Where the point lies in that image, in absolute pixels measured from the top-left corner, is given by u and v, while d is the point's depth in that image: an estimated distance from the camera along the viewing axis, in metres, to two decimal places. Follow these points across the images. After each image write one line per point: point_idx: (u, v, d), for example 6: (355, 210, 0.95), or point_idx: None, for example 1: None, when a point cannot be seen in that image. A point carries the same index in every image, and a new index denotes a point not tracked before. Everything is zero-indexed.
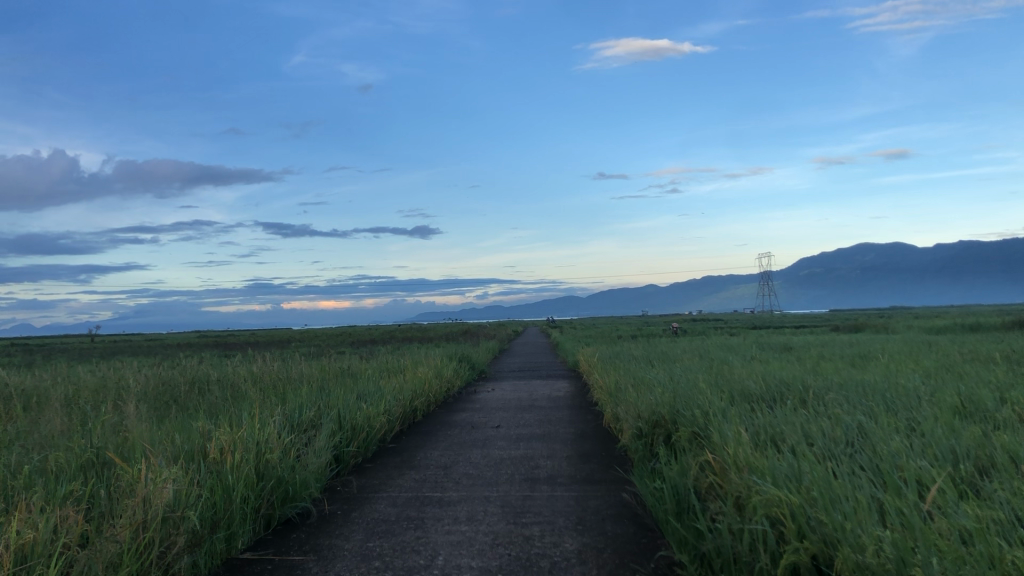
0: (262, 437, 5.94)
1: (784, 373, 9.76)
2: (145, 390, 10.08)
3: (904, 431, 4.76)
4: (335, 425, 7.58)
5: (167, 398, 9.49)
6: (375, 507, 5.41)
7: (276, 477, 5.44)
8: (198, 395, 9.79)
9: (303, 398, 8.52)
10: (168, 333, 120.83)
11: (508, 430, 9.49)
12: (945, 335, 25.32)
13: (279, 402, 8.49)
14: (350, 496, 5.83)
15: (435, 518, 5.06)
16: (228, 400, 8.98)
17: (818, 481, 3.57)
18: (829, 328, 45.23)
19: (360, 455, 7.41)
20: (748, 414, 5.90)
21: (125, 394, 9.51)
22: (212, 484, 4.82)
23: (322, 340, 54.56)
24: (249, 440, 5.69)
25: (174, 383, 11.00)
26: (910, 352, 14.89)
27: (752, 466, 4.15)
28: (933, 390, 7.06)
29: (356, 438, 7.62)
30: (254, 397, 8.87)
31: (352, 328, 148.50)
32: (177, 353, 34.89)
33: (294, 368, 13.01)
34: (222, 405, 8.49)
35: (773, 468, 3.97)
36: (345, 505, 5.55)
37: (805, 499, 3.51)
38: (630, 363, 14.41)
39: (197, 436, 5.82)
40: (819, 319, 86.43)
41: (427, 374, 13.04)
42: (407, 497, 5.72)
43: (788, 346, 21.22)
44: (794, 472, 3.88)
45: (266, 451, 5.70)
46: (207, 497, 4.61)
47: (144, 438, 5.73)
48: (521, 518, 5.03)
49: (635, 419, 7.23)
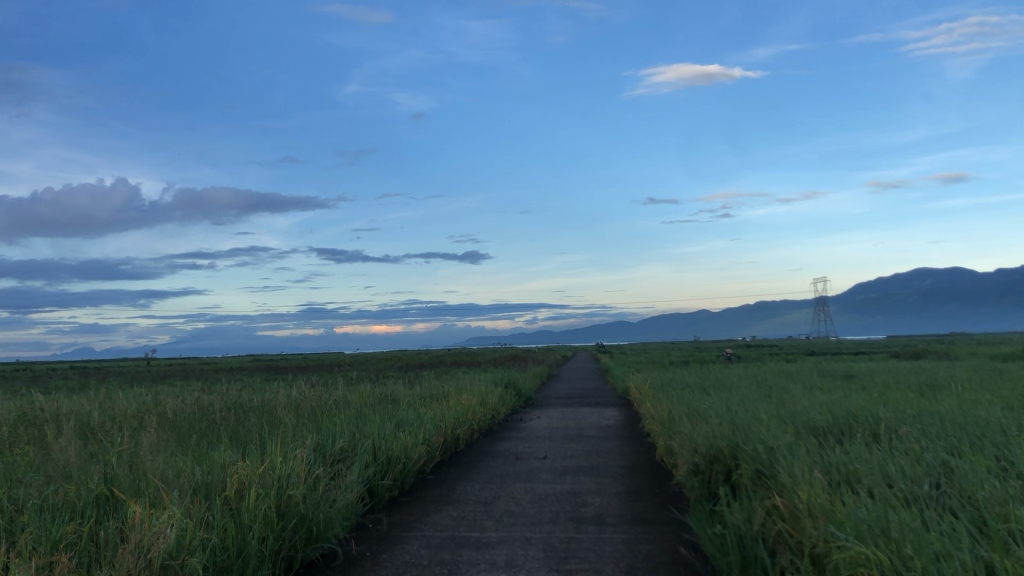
0: (286, 472, 5.88)
1: (849, 403, 9.43)
2: (180, 417, 10.12)
3: (996, 472, 4.50)
4: (369, 457, 7.53)
5: (202, 425, 9.52)
6: (407, 549, 5.31)
7: (301, 515, 5.36)
8: (235, 422, 9.81)
9: (339, 427, 8.48)
10: (221, 357, 122.55)
11: (554, 462, 9.35)
12: (1016, 363, 24.31)
13: (314, 430, 8.48)
14: (385, 535, 5.74)
15: (471, 563, 4.94)
16: (264, 427, 8.99)
17: (910, 532, 3.36)
18: (887, 354, 44.12)
19: (394, 488, 7.34)
20: (814, 451, 5.69)
21: (160, 422, 9.57)
22: (223, 525, 4.76)
23: (372, 365, 54.76)
24: (271, 475, 5.64)
25: (212, 408, 11.10)
26: (983, 382, 14.29)
27: (828, 514, 3.96)
28: (1015, 424, 6.71)
29: (391, 471, 7.57)
30: (289, 424, 8.86)
31: (402, 352, 149.12)
32: (228, 377, 35.60)
33: (335, 394, 13.01)
34: (255, 434, 8.48)
35: (850, 515, 3.78)
36: (375, 545, 5.47)
37: (894, 555, 3.31)
38: (682, 391, 14.13)
39: (217, 470, 5.79)
40: (876, 345, 84.67)
41: (470, 401, 12.95)
42: (441, 537, 5.62)
43: (848, 373, 20.64)
44: (877, 518, 3.70)
45: (288, 488, 5.64)
46: (212, 541, 4.54)
47: (160, 473, 5.72)
48: (564, 564, 4.89)
49: (690, 453, 7.02)
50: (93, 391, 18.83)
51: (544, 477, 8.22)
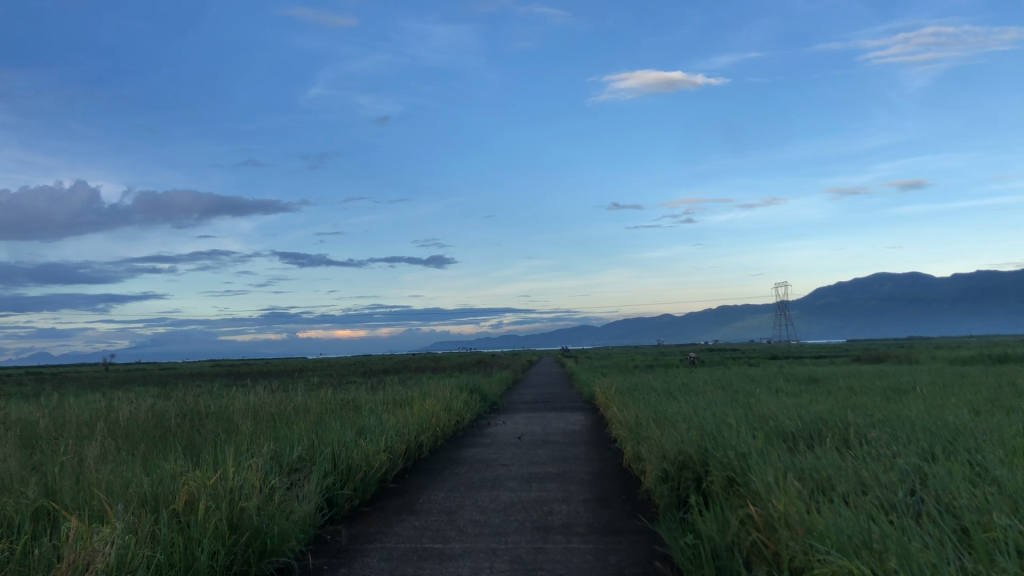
0: (239, 483, 5.77)
1: (816, 407, 9.50)
2: (133, 425, 9.91)
3: (972, 478, 4.52)
4: (328, 466, 7.44)
5: (157, 433, 9.34)
6: (367, 562, 5.23)
7: (254, 528, 5.25)
8: (191, 430, 9.64)
9: (298, 435, 8.37)
10: (182, 362, 120.97)
11: (519, 468, 9.32)
12: (976, 365, 24.67)
13: (272, 438, 8.36)
14: (344, 548, 5.65)
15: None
16: (221, 435, 8.84)
17: (895, 543, 3.33)
18: (847, 357, 44.83)
19: (355, 497, 7.25)
20: (785, 456, 5.71)
21: (113, 431, 9.37)
22: (171, 539, 4.65)
23: (337, 369, 54.33)
24: (222, 485, 5.53)
25: (168, 415, 10.93)
26: (946, 386, 14.51)
27: (806, 524, 3.94)
28: (983, 428, 6.77)
29: (352, 479, 7.48)
30: (246, 432, 8.73)
31: (367, 357, 148.26)
32: (190, 383, 35.13)
33: (296, 400, 12.85)
34: (211, 442, 8.34)
35: (829, 526, 3.75)
36: (333, 559, 5.38)
37: (876, 566, 3.28)
38: (648, 395, 14.19)
39: (166, 481, 5.67)
40: (837, 348, 85.89)
41: (434, 407, 12.86)
42: (403, 549, 5.55)
43: (813, 377, 20.85)
44: (856, 528, 3.67)
45: (241, 499, 5.53)
46: (157, 557, 4.41)
47: (104, 487, 5.58)
48: None
49: (659, 460, 7.00)
50: (45, 397, 18.45)
51: (509, 485, 8.18)
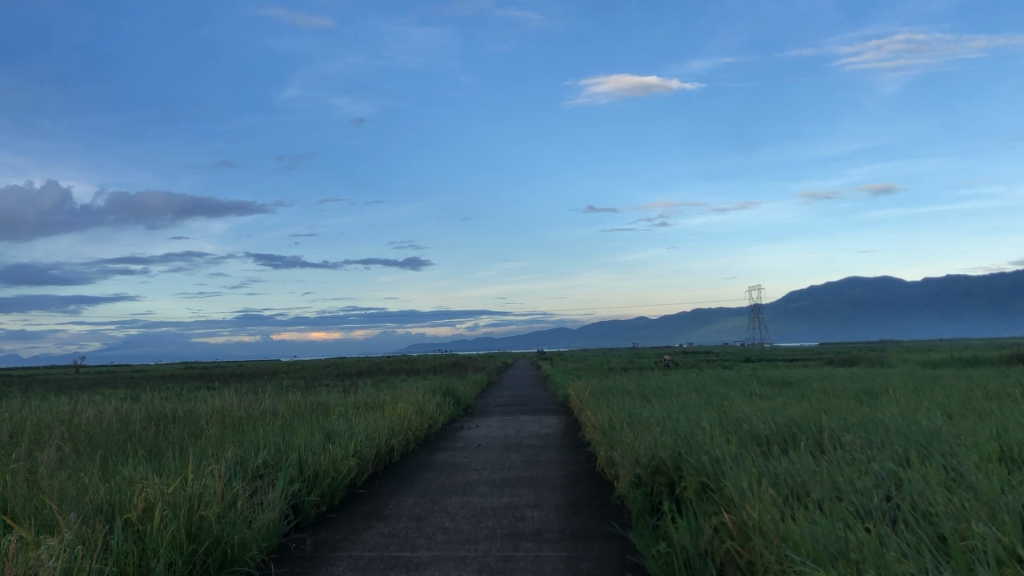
0: (200, 492, 5.69)
1: (790, 410, 9.55)
2: (97, 429, 9.78)
3: (947, 484, 4.55)
4: (295, 472, 7.37)
5: (121, 437, 9.22)
6: (332, 571, 5.18)
7: (215, 537, 5.18)
8: (156, 434, 9.51)
9: (264, 440, 8.29)
10: (153, 365, 119.79)
11: (492, 473, 9.29)
12: (949, 369, 24.93)
13: (238, 443, 8.27)
14: (310, 557, 5.59)
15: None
16: (187, 440, 8.74)
17: (873, 554, 3.32)
18: (821, 360, 45.12)
19: (322, 504, 7.19)
20: (759, 461, 5.73)
21: (76, 436, 9.24)
22: (125, 550, 4.55)
23: (311, 372, 53.95)
24: (180, 494, 5.44)
25: (133, 419, 10.79)
26: (918, 389, 14.63)
27: (780, 533, 3.94)
28: (957, 432, 6.82)
29: (319, 485, 7.41)
30: (213, 437, 8.64)
31: (342, 359, 147.51)
32: (161, 386, 34.78)
33: (265, 403, 12.74)
34: (176, 448, 8.24)
35: (805, 535, 3.74)
36: (297, 567, 5.31)
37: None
38: (622, 398, 14.21)
39: (123, 489, 5.58)
40: (809, 351, 86.67)
41: (406, 410, 12.80)
42: (370, 557, 5.50)
43: (786, 380, 20.97)
44: (830, 537, 3.67)
45: (200, 508, 5.45)
46: (110, 567, 4.32)
47: (59, 496, 5.48)
48: None
49: (632, 464, 7.00)
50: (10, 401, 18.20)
51: (481, 490, 8.15)
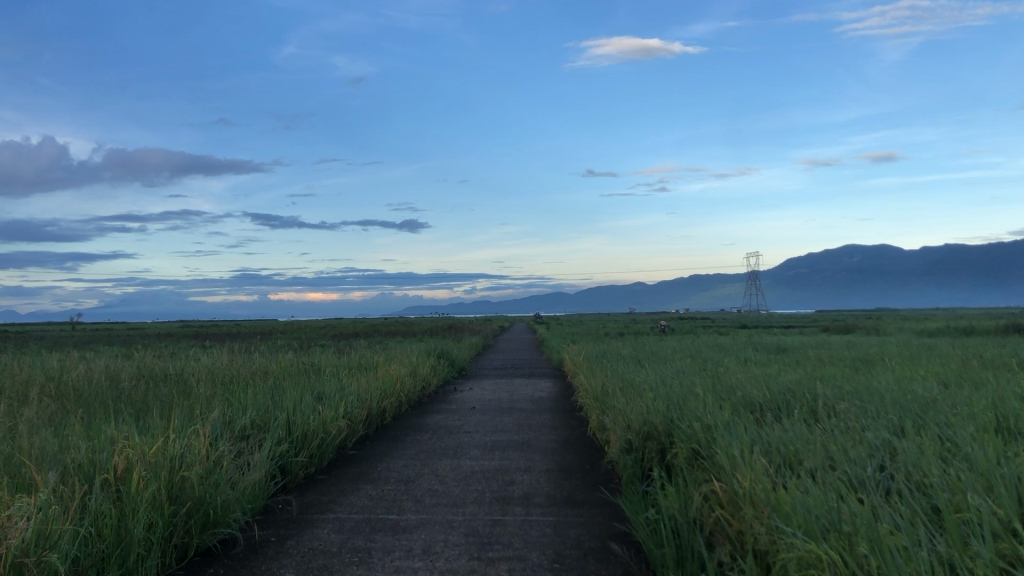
0: (182, 452, 5.66)
1: (785, 378, 9.58)
2: (86, 387, 9.78)
3: (943, 455, 4.56)
4: (283, 432, 7.37)
5: (109, 396, 9.22)
6: (316, 534, 5.21)
7: (197, 498, 5.15)
8: (145, 393, 9.52)
9: (252, 401, 8.30)
10: (150, 323, 119.98)
11: (483, 436, 9.33)
12: (944, 338, 25.07)
13: (225, 403, 8.27)
14: (295, 519, 5.62)
15: (385, 550, 4.82)
16: (175, 399, 8.74)
17: (866, 527, 3.31)
18: (815, 327, 45.34)
19: (310, 465, 7.23)
20: (751, 428, 5.76)
21: (64, 394, 9.24)
22: (102, 511, 4.53)
23: (307, 333, 54.00)
24: (161, 454, 5.40)
25: (122, 376, 10.81)
26: (914, 357, 14.68)
27: (771, 503, 3.94)
28: (954, 402, 6.83)
29: (307, 446, 7.43)
30: (201, 397, 8.66)
31: (338, 320, 147.66)
32: (155, 344, 34.89)
33: (256, 363, 12.74)
34: (164, 407, 8.25)
35: (796, 507, 3.73)
36: (280, 530, 5.34)
37: (846, 550, 3.25)
38: (617, 363, 14.24)
39: (105, 447, 5.58)
40: (804, 319, 86.98)
41: (399, 372, 12.82)
42: (356, 520, 5.53)
43: (781, 347, 20.95)
44: (820, 509, 3.67)
45: (182, 468, 5.44)
46: (84, 528, 4.29)
47: (39, 456, 5.47)
48: (486, 551, 4.80)
49: (623, 430, 7.02)
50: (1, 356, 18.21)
51: (471, 453, 8.19)
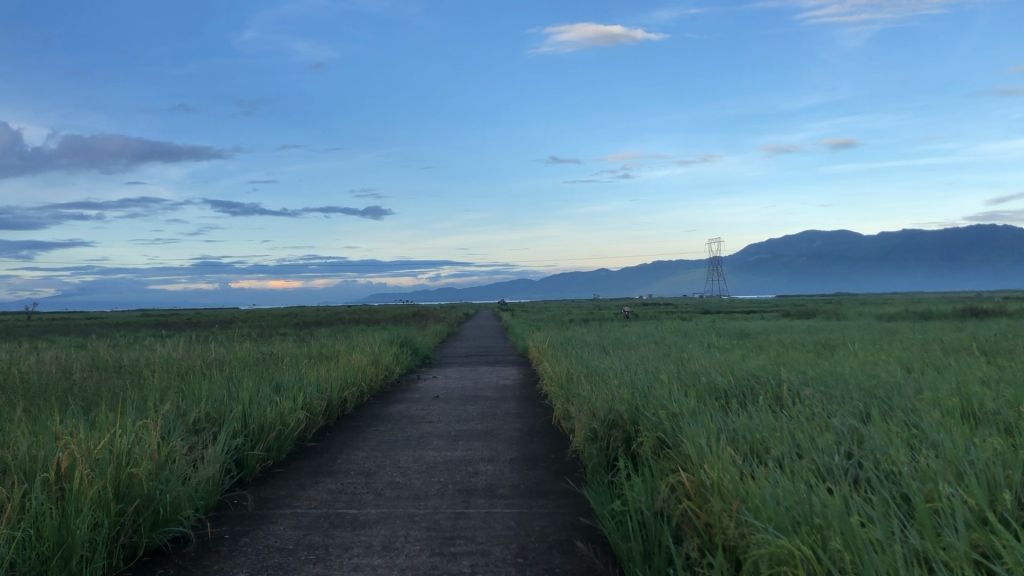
0: (130, 447, 5.55)
1: (750, 363, 9.66)
2: (36, 379, 9.59)
3: (910, 442, 4.61)
4: (239, 425, 7.28)
5: (60, 388, 9.05)
6: (273, 531, 5.15)
7: (146, 495, 5.06)
8: (97, 385, 9.35)
9: (208, 392, 8.19)
10: (108, 312, 118.18)
11: (446, 425, 9.31)
12: (902, 322, 25.47)
13: (180, 396, 8.15)
14: (250, 514, 5.56)
15: (343, 547, 4.77)
16: (128, 392, 8.60)
17: (837, 519, 3.32)
18: (776, 312, 45.81)
19: (267, 459, 7.15)
20: (717, 416, 5.79)
21: (13, 387, 9.05)
22: (45, 511, 4.43)
23: (269, 321, 53.47)
24: (108, 450, 5.30)
25: (74, 367, 10.64)
26: (876, 341, 14.89)
27: (740, 495, 3.95)
28: (918, 387, 6.92)
29: (265, 439, 7.35)
30: (155, 389, 8.54)
31: (301, 308, 146.55)
32: (112, 334, 34.45)
33: (214, 352, 12.58)
34: (116, 400, 8.12)
35: (766, 499, 3.75)
36: (236, 527, 5.27)
37: (817, 543, 3.26)
38: (581, 350, 14.28)
39: (51, 444, 5.46)
40: (766, 304, 87.93)
41: (360, 361, 12.74)
42: (315, 515, 5.48)
43: (744, 332, 21.18)
44: (789, 501, 3.68)
45: (131, 464, 5.34)
46: (23, 531, 4.19)
47: None
48: (448, 546, 4.78)
49: (589, 418, 7.03)
50: None
51: (434, 443, 8.16)
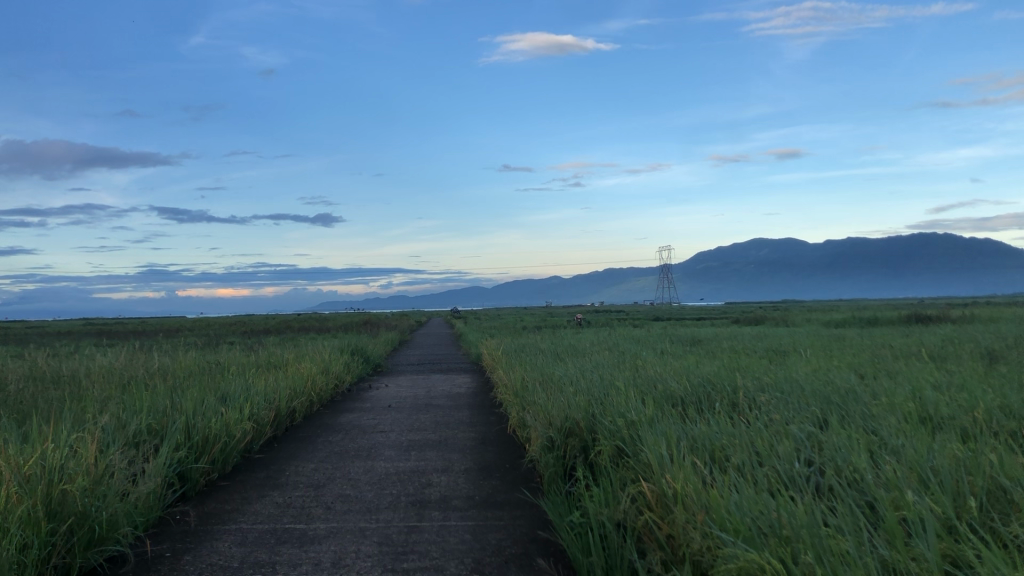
0: (62, 463, 5.38)
1: (705, 369, 9.74)
2: None
3: (871, 448, 4.68)
4: (182, 437, 7.12)
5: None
6: (217, 548, 5.03)
7: (80, 512, 4.91)
8: (33, 396, 9.08)
9: (149, 404, 8.00)
10: (49, 320, 115.50)
11: (399, 435, 9.23)
12: (851, 329, 26.00)
13: (119, 407, 7.95)
14: (192, 530, 5.44)
15: (291, 564, 4.68)
16: (66, 403, 8.37)
17: (806, 531, 3.34)
18: (725, 319, 46.42)
19: (212, 471, 7.01)
20: (674, 424, 5.81)
21: None
22: None
23: (217, 330, 52.55)
24: (39, 466, 5.13)
25: (10, 379, 10.34)
26: (827, 348, 15.12)
27: (705, 507, 3.95)
28: (874, 393, 7.04)
29: (209, 451, 7.20)
30: (96, 400, 8.33)
31: (250, 317, 144.64)
32: (52, 343, 33.61)
33: (157, 362, 12.31)
34: (54, 411, 7.89)
35: (731, 510, 3.76)
36: (178, 544, 5.15)
37: (785, 554, 3.27)
38: (534, 358, 14.27)
39: None
40: (715, 311, 89.03)
41: (310, 370, 12.57)
42: (261, 531, 5.37)
43: (696, 339, 21.39)
44: (755, 512, 3.70)
45: (64, 481, 5.18)
46: None
47: None
48: (400, 562, 4.71)
49: (544, 426, 7.02)
50: None
51: (386, 454, 8.08)
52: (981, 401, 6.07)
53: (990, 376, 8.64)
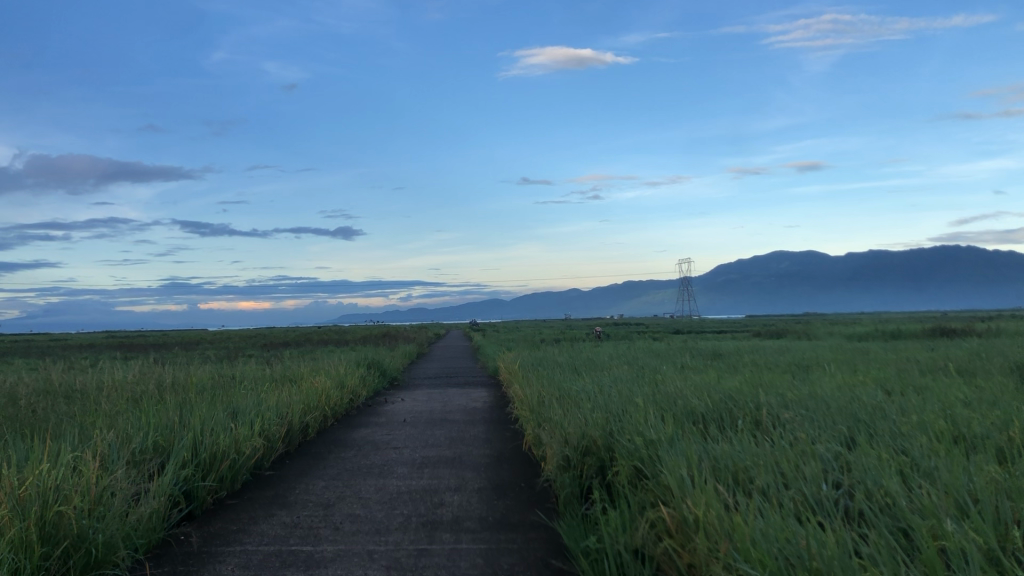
0: (61, 483, 5.38)
1: (726, 385, 9.64)
2: None
3: (902, 470, 4.61)
4: (189, 455, 7.11)
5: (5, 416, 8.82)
6: (219, 571, 5.01)
7: (76, 534, 4.91)
8: (44, 411, 9.11)
9: (158, 420, 8.01)
10: (72, 332, 116.63)
11: (414, 451, 9.20)
12: (875, 343, 25.73)
13: (128, 423, 7.96)
14: (195, 552, 5.43)
15: None
16: (77, 419, 8.40)
17: (836, 562, 3.27)
18: (745, 331, 46.19)
19: (220, 490, 7.00)
20: (694, 443, 5.74)
21: None
22: None
23: (237, 342, 52.89)
24: (37, 488, 5.12)
25: (23, 393, 10.38)
26: (851, 362, 14.92)
27: (729, 534, 3.88)
28: (902, 410, 6.93)
29: (215, 469, 7.19)
30: (107, 415, 8.36)
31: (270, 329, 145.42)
32: (72, 355, 33.86)
33: (170, 376, 12.34)
34: (64, 427, 7.92)
35: (755, 538, 3.70)
36: (182, 566, 5.13)
37: None
38: (552, 372, 14.17)
39: None
40: (735, 324, 88.56)
41: (324, 385, 12.56)
42: (266, 553, 5.35)
43: (717, 353, 21.20)
44: (781, 540, 3.63)
45: (63, 502, 5.18)
46: None
47: None
48: None
49: (560, 444, 6.96)
50: None
51: (400, 471, 8.05)
52: (1013, 419, 5.97)
53: (1019, 392, 8.48)
